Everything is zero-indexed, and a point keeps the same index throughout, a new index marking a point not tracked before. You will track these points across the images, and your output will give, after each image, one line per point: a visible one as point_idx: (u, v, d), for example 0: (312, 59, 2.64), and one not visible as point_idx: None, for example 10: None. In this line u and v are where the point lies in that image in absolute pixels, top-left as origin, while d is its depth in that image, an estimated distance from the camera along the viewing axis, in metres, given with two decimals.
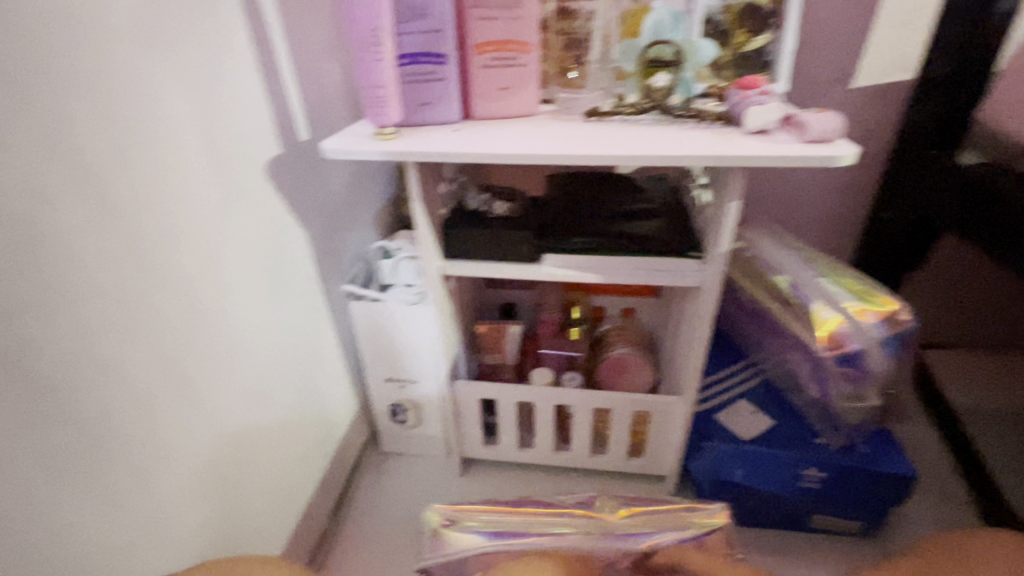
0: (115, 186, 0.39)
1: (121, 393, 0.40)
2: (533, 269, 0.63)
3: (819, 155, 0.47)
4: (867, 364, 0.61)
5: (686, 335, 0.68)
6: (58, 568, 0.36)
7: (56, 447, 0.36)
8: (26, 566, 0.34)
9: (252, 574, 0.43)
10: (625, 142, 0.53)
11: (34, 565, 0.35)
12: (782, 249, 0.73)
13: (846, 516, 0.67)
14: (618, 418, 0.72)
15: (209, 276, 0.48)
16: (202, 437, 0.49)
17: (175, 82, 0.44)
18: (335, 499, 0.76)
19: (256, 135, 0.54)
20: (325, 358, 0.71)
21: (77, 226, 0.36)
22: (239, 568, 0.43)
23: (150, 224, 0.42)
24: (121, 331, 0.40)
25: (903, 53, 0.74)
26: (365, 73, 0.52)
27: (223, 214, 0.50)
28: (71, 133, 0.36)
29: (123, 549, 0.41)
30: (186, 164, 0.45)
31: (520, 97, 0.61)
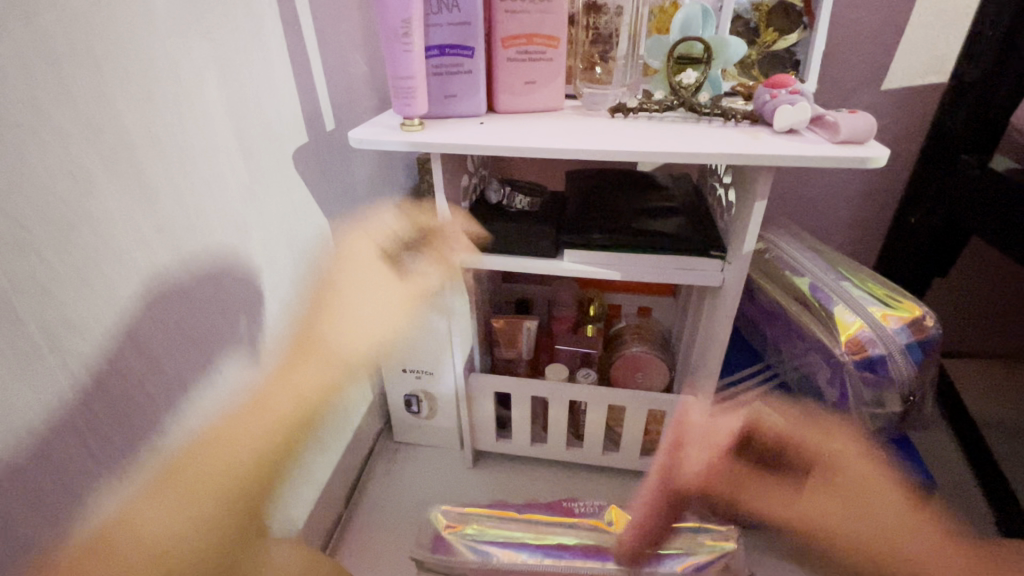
0: (148, 168, 0.39)
1: (149, 372, 0.41)
2: (553, 264, 0.63)
3: (851, 156, 0.46)
4: (889, 371, 0.60)
5: (705, 335, 0.67)
6: (86, 539, 0.37)
7: (87, 422, 0.37)
8: (56, 535, 0.35)
9: None
10: (652, 139, 0.52)
11: (64, 536, 0.36)
12: (804, 252, 0.73)
13: (862, 524, 0.66)
14: (632, 417, 0.72)
15: (234, 260, 0.49)
16: (224, 417, 0.50)
17: (209, 68, 0.44)
18: (349, 486, 0.77)
19: (284, 124, 0.54)
20: (344, 346, 0.72)
21: (114, 206, 0.37)
22: None
23: (181, 206, 0.43)
24: (152, 311, 0.41)
25: (936, 56, 0.73)
26: (393, 64, 0.52)
27: (251, 200, 0.50)
28: (109, 115, 0.36)
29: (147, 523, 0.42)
30: (216, 149, 0.46)
31: (546, 92, 0.61)
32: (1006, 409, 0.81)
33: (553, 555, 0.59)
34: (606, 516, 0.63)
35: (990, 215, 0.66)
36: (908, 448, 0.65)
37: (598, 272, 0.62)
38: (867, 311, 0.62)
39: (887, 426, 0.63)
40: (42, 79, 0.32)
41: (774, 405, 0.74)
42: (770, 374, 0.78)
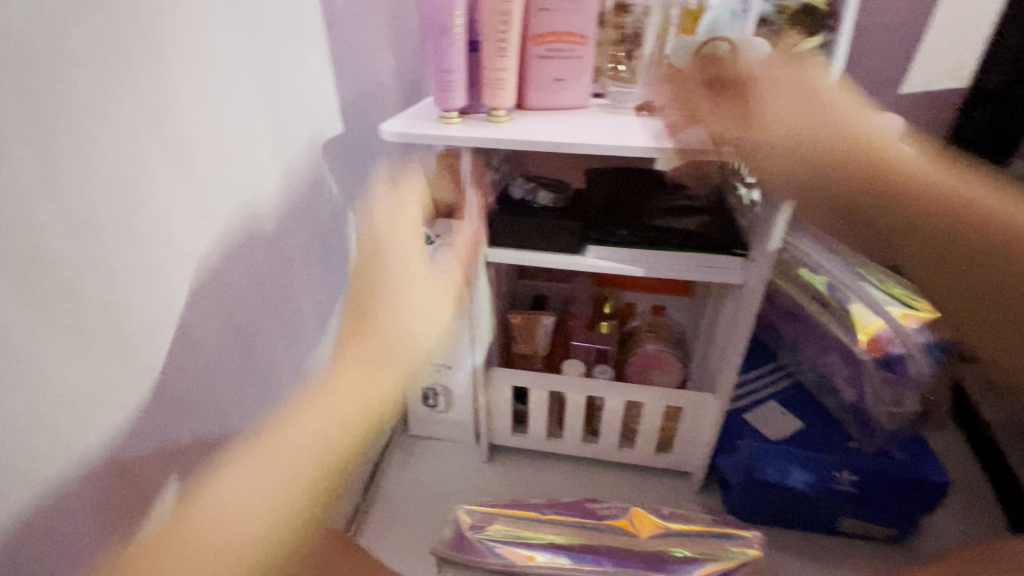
0: (199, 155, 0.40)
1: (182, 352, 0.42)
2: (578, 259, 0.63)
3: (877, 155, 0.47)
4: (907, 369, 0.61)
5: (724, 332, 0.68)
6: (126, 508, 0.39)
7: (129, 397, 0.37)
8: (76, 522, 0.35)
9: None
10: (684, 136, 0.53)
11: (110, 506, 0.38)
12: (822, 251, 0.74)
13: (877, 522, 0.66)
14: (650, 413, 0.72)
15: (269, 250, 0.49)
16: (239, 408, 0.51)
17: (247, 61, 0.44)
18: (367, 476, 0.77)
19: (321, 116, 0.55)
20: (367, 338, 0.73)
21: (165, 193, 0.38)
22: None
23: (224, 196, 0.43)
24: (190, 294, 0.41)
25: (957, 60, 0.71)
26: (434, 58, 0.54)
27: (283, 189, 0.51)
28: (166, 101, 0.37)
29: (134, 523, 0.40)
30: (254, 139, 0.46)
31: (574, 89, 0.61)
32: None
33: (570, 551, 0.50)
34: (629, 516, 0.54)
35: None
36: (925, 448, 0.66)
37: (622, 267, 0.63)
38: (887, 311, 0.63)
39: (905, 426, 0.64)
40: (110, 65, 0.32)
41: (790, 405, 0.74)
42: (786, 374, 0.79)
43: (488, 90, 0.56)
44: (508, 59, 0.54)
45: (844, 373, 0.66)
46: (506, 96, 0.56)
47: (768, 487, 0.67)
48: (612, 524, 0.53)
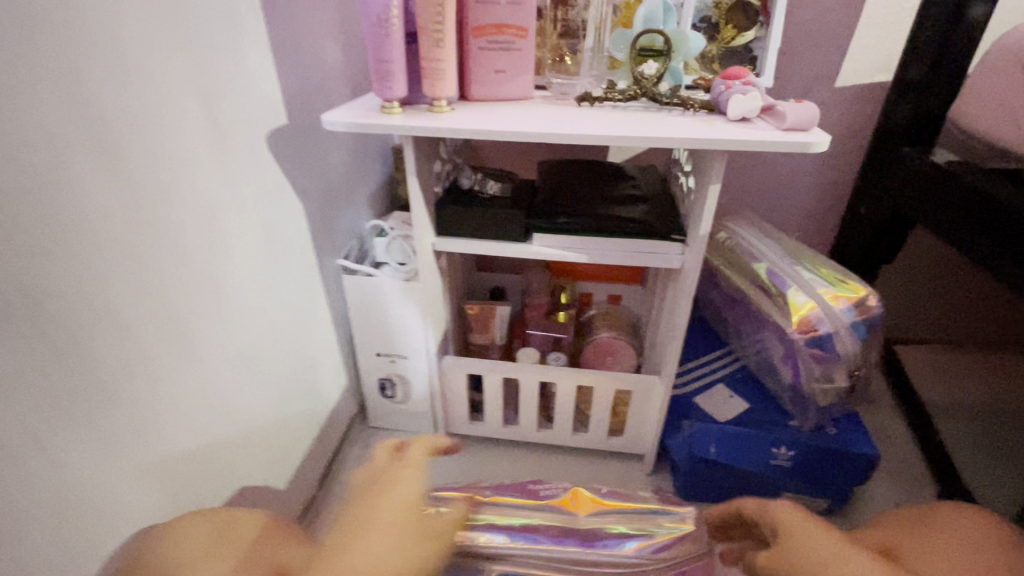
0: (125, 140, 0.40)
1: (121, 342, 0.41)
2: (523, 247, 0.65)
3: (794, 142, 0.49)
4: (836, 347, 0.64)
5: (668, 317, 0.71)
6: (69, 504, 0.38)
7: (61, 384, 0.37)
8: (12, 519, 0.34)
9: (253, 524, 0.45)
10: (618, 124, 0.55)
11: (48, 506, 0.37)
12: (762, 238, 0.77)
13: (813, 495, 0.70)
14: (600, 398, 0.74)
15: (210, 238, 0.49)
16: (198, 404, 0.49)
17: (178, 49, 0.45)
18: (324, 467, 0.78)
19: (261, 106, 0.56)
20: (320, 330, 0.73)
21: (87, 176, 0.38)
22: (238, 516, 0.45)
23: (156, 182, 0.43)
24: (124, 281, 0.41)
25: (885, 55, 0.75)
26: (373, 48, 0.55)
27: (224, 179, 0.51)
28: (84, 85, 0.37)
29: (82, 520, 0.39)
30: (190, 127, 0.46)
31: (516, 80, 0.62)
32: (958, 389, 0.84)
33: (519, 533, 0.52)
34: (569, 497, 0.56)
35: (929, 204, 0.69)
36: (857, 423, 0.69)
37: (566, 254, 0.65)
38: (818, 294, 0.66)
39: (837, 403, 0.67)
40: (17, 47, 0.33)
41: (734, 387, 0.77)
42: (732, 358, 0.81)
43: (428, 81, 0.57)
44: (446, 50, 0.55)
45: (780, 353, 0.69)
46: (446, 87, 0.57)
47: (711, 465, 0.70)
48: (553, 506, 0.55)
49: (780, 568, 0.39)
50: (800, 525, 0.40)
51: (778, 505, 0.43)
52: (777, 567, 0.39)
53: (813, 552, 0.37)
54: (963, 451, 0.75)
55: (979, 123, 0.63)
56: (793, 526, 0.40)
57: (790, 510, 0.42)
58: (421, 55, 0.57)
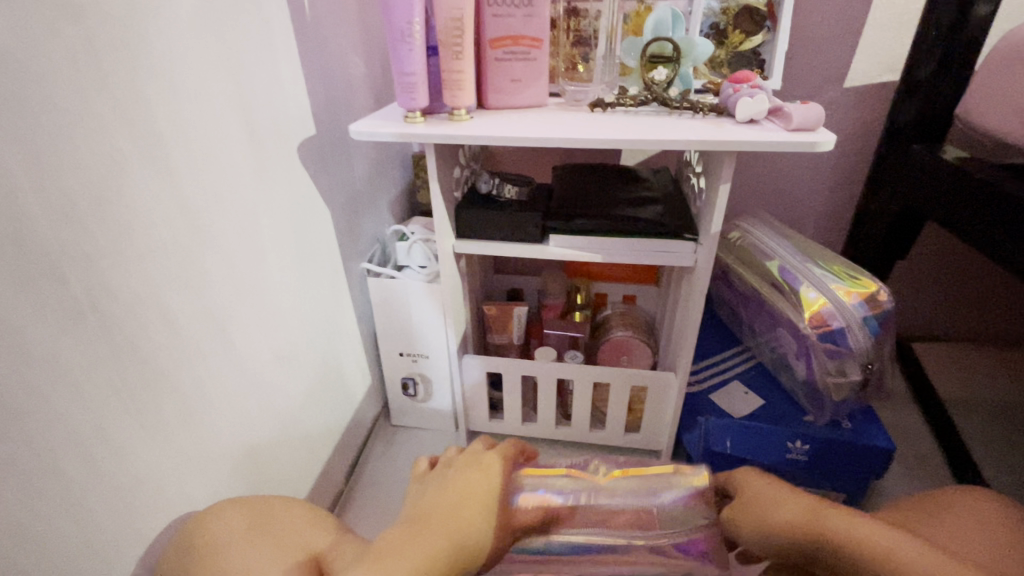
0: (174, 153, 0.44)
1: (172, 339, 0.44)
2: (540, 248, 0.67)
3: (800, 141, 0.51)
4: (849, 342, 0.65)
5: (682, 314, 0.73)
6: (129, 489, 0.41)
7: (122, 377, 0.40)
8: (78, 500, 0.37)
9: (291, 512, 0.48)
10: (630, 129, 0.57)
11: (111, 490, 0.40)
12: (774, 237, 0.78)
13: (830, 489, 0.71)
14: (617, 394, 0.76)
15: (248, 242, 0.53)
16: (238, 398, 0.52)
17: (220, 68, 0.48)
18: (351, 463, 0.81)
19: (292, 118, 0.59)
20: (346, 330, 0.76)
21: (143, 186, 0.41)
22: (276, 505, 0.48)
23: (201, 191, 0.47)
24: (174, 282, 0.44)
25: (893, 55, 0.76)
26: (396, 62, 0.58)
27: (261, 187, 0.54)
28: (140, 104, 0.41)
29: (139, 504, 0.42)
30: (230, 140, 0.50)
31: (531, 89, 0.65)
32: (973, 385, 0.86)
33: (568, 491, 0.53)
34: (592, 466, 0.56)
35: (940, 200, 0.70)
36: (872, 417, 0.70)
37: (582, 254, 0.67)
38: (830, 290, 0.67)
39: (852, 397, 0.68)
40: (84, 71, 0.36)
41: (750, 383, 0.78)
42: (747, 356, 0.83)
43: (448, 91, 0.60)
44: (465, 62, 0.59)
45: (793, 349, 0.70)
46: (466, 97, 0.60)
47: (727, 459, 0.71)
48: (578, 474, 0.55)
49: (738, 515, 0.49)
50: (753, 481, 0.50)
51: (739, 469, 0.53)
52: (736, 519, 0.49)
53: (756, 492, 0.49)
54: (978, 443, 0.77)
55: (987, 120, 0.64)
56: (749, 484, 0.50)
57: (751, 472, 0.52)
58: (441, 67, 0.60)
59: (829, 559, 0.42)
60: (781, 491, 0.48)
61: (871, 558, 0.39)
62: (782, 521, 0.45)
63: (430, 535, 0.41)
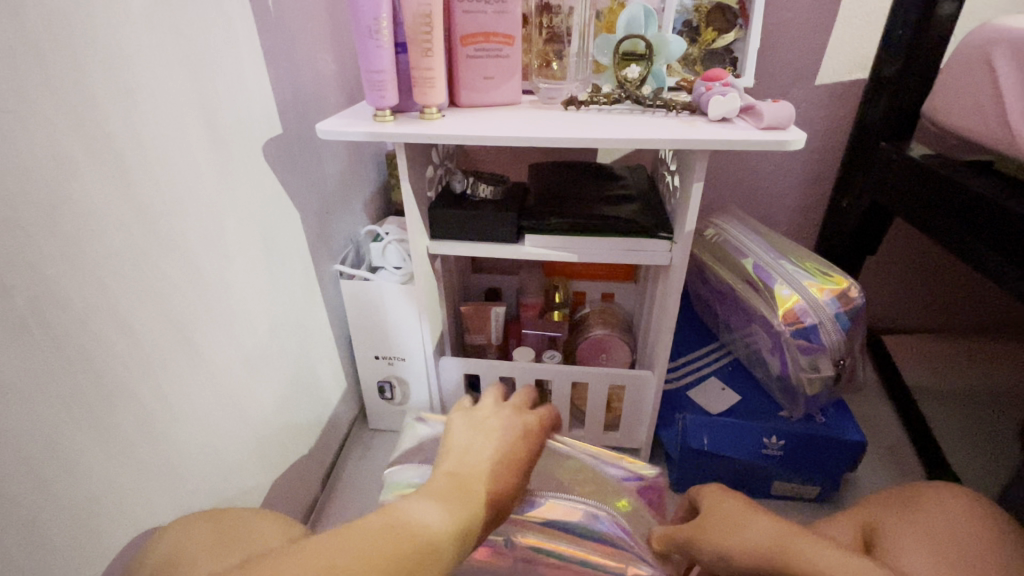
0: (128, 154, 0.42)
1: (130, 349, 0.42)
2: (516, 248, 0.67)
3: (772, 139, 0.51)
4: (821, 338, 0.66)
5: (659, 312, 0.73)
6: (84, 509, 0.39)
7: (75, 390, 0.38)
8: (28, 523, 0.35)
9: (265, 520, 0.47)
10: (603, 127, 0.57)
11: (65, 510, 0.38)
12: (748, 234, 0.78)
13: (805, 482, 0.72)
14: (595, 393, 0.76)
15: (212, 246, 0.51)
16: (204, 407, 0.51)
17: (178, 64, 0.46)
18: (326, 469, 0.79)
19: (257, 117, 0.57)
20: (319, 335, 0.74)
21: (94, 190, 0.39)
22: (249, 514, 0.47)
23: (159, 194, 0.44)
24: (131, 290, 0.42)
25: (862, 53, 0.77)
26: (364, 59, 0.57)
27: (225, 189, 0.52)
28: (89, 103, 0.39)
29: (97, 523, 0.40)
30: (191, 140, 0.48)
31: (504, 86, 0.64)
32: (944, 375, 0.88)
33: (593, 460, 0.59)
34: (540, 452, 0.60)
35: (907, 197, 0.71)
36: (845, 411, 0.71)
37: (557, 253, 0.66)
38: (803, 286, 0.68)
39: (825, 392, 0.69)
40: (24, 68, 0.34)
41: (726, 379, 0.79)
42: (724, 352, 0.83)
43: (418, 89, 0.58)
44: (435, 58, 0.57)
45: (768, 346, 0.71)
46: (436, 95, 0.59)
47: (704, 455, 0.72)
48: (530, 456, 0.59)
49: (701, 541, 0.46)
50: (716, 502, 0.48)
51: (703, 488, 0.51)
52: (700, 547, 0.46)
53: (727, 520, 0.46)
54: (948, 433, 0.79)
55: (952, 118, 0.65)
56: (712, 504, 0.48)
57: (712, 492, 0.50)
58: (411, 64, 0.58)
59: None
60: (741, 514, 0.45)
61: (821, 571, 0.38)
62: (745, 549, 0.42)
63: (472, 500, 0.38)
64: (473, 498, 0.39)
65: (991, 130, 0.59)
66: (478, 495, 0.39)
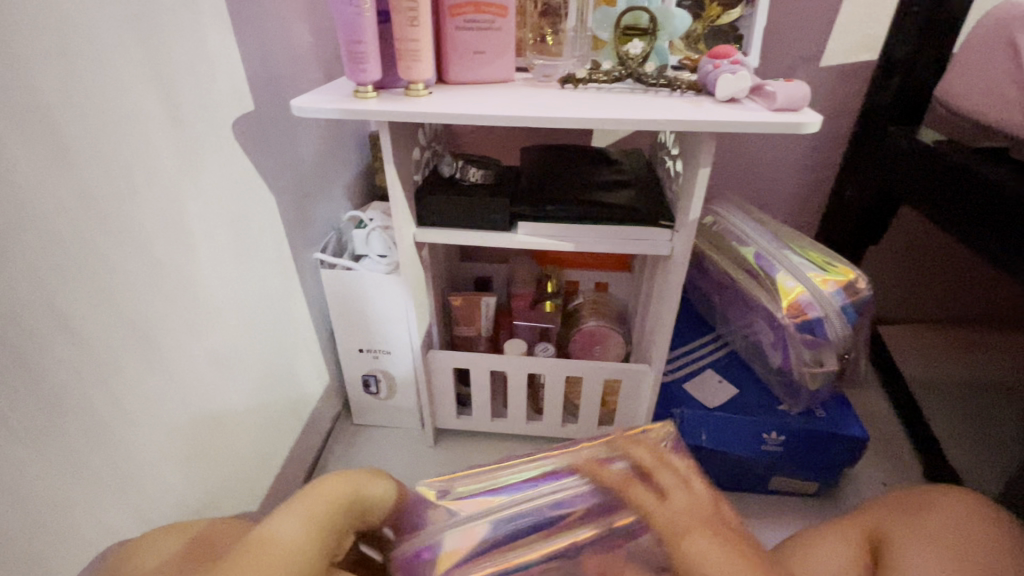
0: (70, 132, 0.37)
1: (77, 350, 0.38)
2: (508, 236, 0.63)
3: (786, 122, 0.48)
4: (826, 332, 0.64)
5: (657, 304, 0.70)
6: (27, 531, 0.35)
7: (14, 397, 0.34)
8: None
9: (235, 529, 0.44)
10: (604, 107, 0.53)
11: (5, 534, 0.34)
12: (749, 221, 0.76)
13: (803, 477, 0.70)
14: (589, 388, 0.73)
15: (175, 235, 0.46)
16: (167, 410, 0.46)
17: (127, 29, 0.41)
18: (308, 467, 0.76)
19: (224, 91, 0.52)
20: (297, 329, 0.70)
21: (29, 173, 0.34)
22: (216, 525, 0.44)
23: (109, 178, 0.40)
24: (78, 285, 0.38)
25: (870, 33, 0.74)
26: (344, 29, 0.52)
27: (188, 172, 0.48)
28: (20, 71, 0.34)
29: (45, 546, 0.36)
30: (143, 116, 0.43)
31: (497, 62, 0.60)
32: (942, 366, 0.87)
33: (492, 493, 0.49)
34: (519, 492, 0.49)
35: (917, 186, 0.68)
36: (845, 405, 0.70)
37: (552, 242, 0.63)
38: (807, 277, 0.66)
39: (826, 386, 0.67)
40: None
41: (724, 372, 0.76)
42: (721, 343, 0.81)
43: (403, 63, 0.54)
44: (422, 29, 0.52)
45: (770, 339, 0.68)
46: (423, 69, 0.54)
47: (702, 452, 0.69)
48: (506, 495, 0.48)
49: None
50: (706, 553, 0.40)
51: (677, 509, 0.44)
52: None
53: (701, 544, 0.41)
54: (947, 427, 0.77)
55: (966, 102, 0.62)
56: (703, 561, 0.40)
57: (690, 523, 0.43)
58: (395, 36, 0.54)
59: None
60: (737, 572, 0.39)
61: None
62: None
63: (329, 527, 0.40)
64: (324, 514, 0.41)
65: (1007, 116, 0.56)
66: (332, 525, 0.41)
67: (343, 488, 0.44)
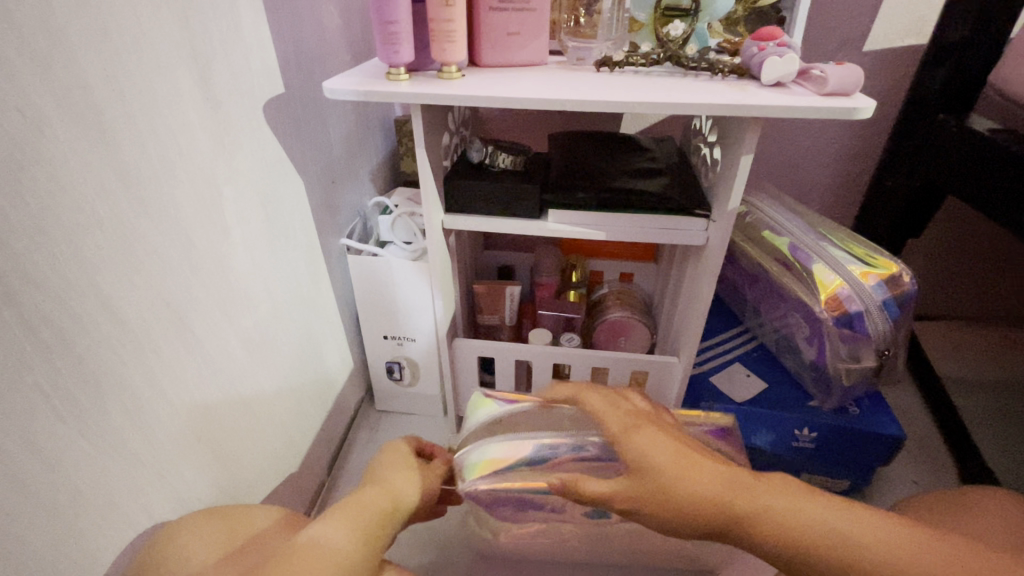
0: (109, 109, 0.36)
1: (116, 330, 0.38)
2: (539, 225, 0.61)
3: (839, 107, 0.45)
4: (866, 326, 0.62)
5: (688, 296, 0.68)
6: (67, 510, 0.35)
7: (56, 377, 0.34)
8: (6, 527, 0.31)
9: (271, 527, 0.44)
10: (645, 91, 0.51)
11: (47, 512, 0.34)
12: (784, 212, 0.73)
13: (834, 474, 0.68)
14: (615, 380, 0.72)
15: (209, 217, 0.46)
16: (201, 392, 0.47)
17: (165, 6, 0.40)
18: (332, 453, 0.76)
19: (257, 72, 0.51)
20: (324, 314, 0.70)
21: (73, 154, 0.34)
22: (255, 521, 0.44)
23: (145, 158, 0.39)
24: (118, 267, 0.38)
25: (919, 17, 0.70)
26: (379, 8, 0.50)
27: (221, 154, 0.47)
28: (62, 49, 0.33)
29: (85, 523, 0.37)
30: (181, 96, 0.42)
31: (529, 45, 0.58)
32: (978, 366, 0.84)
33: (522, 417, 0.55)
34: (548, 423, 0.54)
35: (967, 177, 0.65)
36: (880, 402, 0.68)
37: (584, 231, 0.61)
38: (846, 270, 0.63)
39: (862, 383, 0.65)
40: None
41: (753, 366, 0.75)
42: (749, 337, 0.79)
43: (437, 44, 0.52)
44: (457, 10, 0.51)
45: (804, 333, 0.67)
46: (457, 51, 0.53)
47: None
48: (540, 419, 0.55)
49: (648, 496, 0.40)
50: (651, 445, 0.42)
51: (623, 412, 0.46)
52: (657, 514, 0.40)
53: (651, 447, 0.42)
54: (981, 428, 0.76)
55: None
56: (647, 451, 0.41)
57: (641, 421, 0.45)
58: (429, 17, 0.52)
59: (738, 534, 0.38)
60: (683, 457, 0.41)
61: (780, 530, 0.37)
62: (691, 503, 0.39)
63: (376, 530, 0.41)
64: (371, 518, 0.41)
65: None
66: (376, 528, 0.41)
67: (381, 498, 0.44)
